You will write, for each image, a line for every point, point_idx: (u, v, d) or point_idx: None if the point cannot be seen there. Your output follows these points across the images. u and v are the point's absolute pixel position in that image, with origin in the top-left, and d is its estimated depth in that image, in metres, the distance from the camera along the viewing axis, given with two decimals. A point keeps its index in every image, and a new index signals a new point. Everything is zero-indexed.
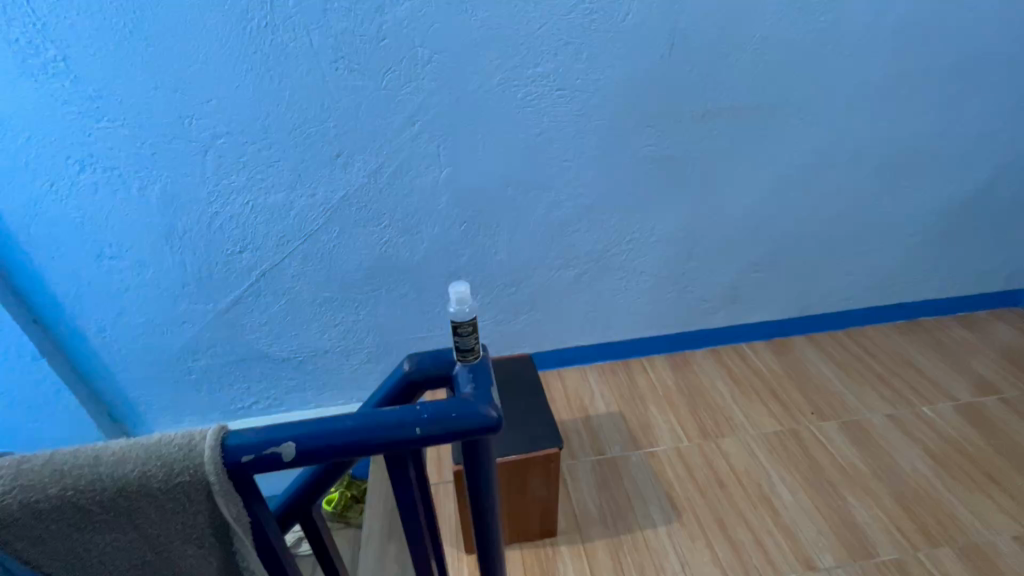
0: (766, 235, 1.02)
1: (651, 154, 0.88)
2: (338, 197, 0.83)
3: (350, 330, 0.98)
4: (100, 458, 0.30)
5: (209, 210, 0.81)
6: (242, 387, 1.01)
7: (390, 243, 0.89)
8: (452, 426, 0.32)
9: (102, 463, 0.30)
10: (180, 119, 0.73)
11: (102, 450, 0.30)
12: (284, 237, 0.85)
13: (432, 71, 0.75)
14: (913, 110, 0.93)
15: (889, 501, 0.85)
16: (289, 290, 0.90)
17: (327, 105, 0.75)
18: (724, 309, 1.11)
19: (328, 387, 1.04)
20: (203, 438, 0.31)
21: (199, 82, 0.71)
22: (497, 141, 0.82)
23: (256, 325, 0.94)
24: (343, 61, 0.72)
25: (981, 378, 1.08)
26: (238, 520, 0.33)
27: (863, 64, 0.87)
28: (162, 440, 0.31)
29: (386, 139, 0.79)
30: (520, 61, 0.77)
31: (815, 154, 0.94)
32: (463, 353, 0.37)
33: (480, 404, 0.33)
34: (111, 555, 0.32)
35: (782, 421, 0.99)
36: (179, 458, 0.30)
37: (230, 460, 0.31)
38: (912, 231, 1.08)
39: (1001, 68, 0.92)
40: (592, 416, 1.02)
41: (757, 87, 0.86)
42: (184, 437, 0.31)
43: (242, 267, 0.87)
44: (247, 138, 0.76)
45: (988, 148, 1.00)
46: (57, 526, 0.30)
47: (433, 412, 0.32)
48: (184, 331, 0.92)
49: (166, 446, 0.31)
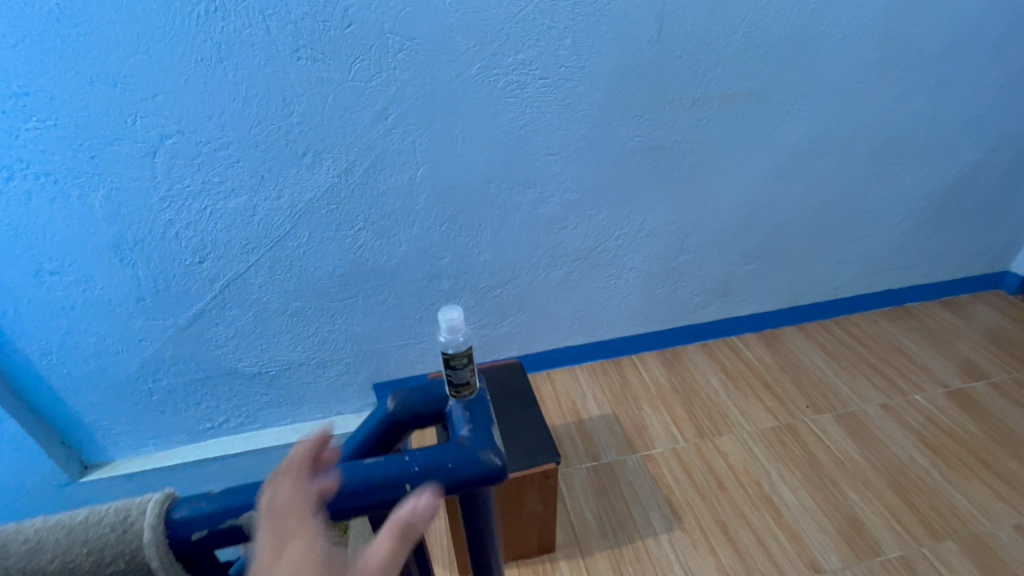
0: (756, 225, 0.99)
1: (639, 146, 0.84)
2: (306, 199, 0.76)
3: (326, 341, 0.91)
4: (13, 548, 0.25)
5: (162, 217, 0.73)
6: (210, 405, 0.94)
7: (364, 246, 0.83)
8: (449, 478, 0.28)
9: (16, 554, 0.25)
10: (124, 116, 0.65)
11: (18, 536, 0.25)
12: (248, 245, 0.78)
13: (404, 60, 0.69)
14: (904, 94, 0.91)
15: (890, 495, 0.83)
16: (257, 300, 0.84)
17: (290, 98, 0.68)
18: (715, 303, 1.09)
19: (305, 401, 0.98)
20: (141, 513, 0.25)
21: (142, 75, 0.63)
22: (477, 135, 0.76)
23: (222, 340, 0.86)
24: (304, 50, 0.65)
25: (969, 362, 1.08)
26: None
27: (855, 47, 0.84)
28: (91, 519, 0.26)
29: (356, 135, 0.73)
30: (500, 48, 0.71)
31: (805, 141, 0.91)
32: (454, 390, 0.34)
33: (479, 450, 0.29)
34: None
35: (778, 416, 0.97)
36: (112, 542, 0.25)
37: (176, 538, 0.25)
38: (900, 217, 1.07)
39: (989, 51, 0.90)
40: (585, 420, 0.98)
41: (749, 73, 0.82)
42: (119, 514, 0.25)
43: (203, 278, 0.79)
44: (201, 137, 0.68)
45: (974, 131, 0.99)
46: None
47: (425, 462, 0.28)
48: (142, 349, 0.84)
49: (96, 527, 0.25)
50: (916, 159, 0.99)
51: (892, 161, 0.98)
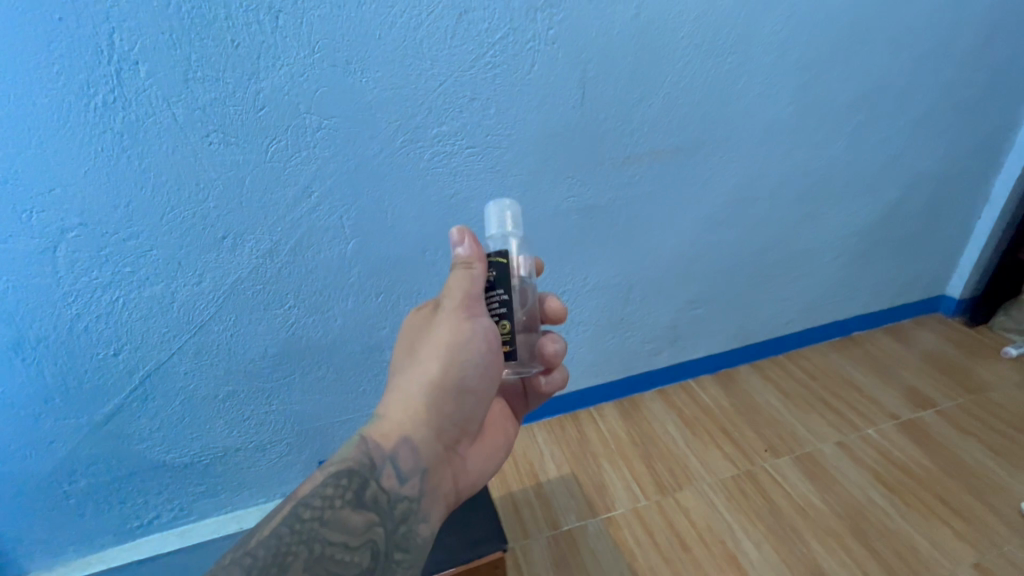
0: (699, 272, 1.00)
1: (573, 206, 0.84)
2: (229, 281, 0.72)
3: (263, 423, 0.86)
4: (268, 531, 0.44)
5: (68, 313, 0.68)
6: (137, 502, 0.86)
7: (297, 323, 0.79)
8: None
9: (267, 534, 0.44)
10: (18, 212, 0.61)
11: (264, 528, 0.44)
12: (168, 332, 0.73)
13: (323, 138, 0.67)
14: (824, 141, 0.95)
15: (851, 540, 0.82)
16: (183, 388, 0.78)
17: (203, 183, 0.65)
18: (668, 348, 1.08)
19: (245, 486, 0.91)
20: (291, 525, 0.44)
21: (35, 170, 0.59)
22: (406, 207, 0.75)
23: (147, 433, 0.80)
24: (216, 134, 0.63)
25: (915, 391, 1.10)
26: (336, 536, 0.45)
27: (773, 101, 0.87)
28: (273, 527, 0.44)
29: (278, 216, 0.70)
30: (422, 120, 0.70)
31: (736, 190, 0.93)
32: (487, 280, 0.52)
33: None
34: (311, 561, 0.44)
35: (737, 464, 0.96)
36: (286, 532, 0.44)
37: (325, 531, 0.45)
38: (837, 253, 1.10)
39: (895, 98, 0.95)
40: (544, 482, 0.94)
41: (673, 131, 0.83)
42: (284, 521, 0.45)
43: (119, 370, 0.74)
44: (107, 228, 0.64)
45: (892, 171, 1.04)
46: (287, 556, 0.43)
47: None
48: (53, 451, 0.77)
49: (275, 528, 0.44)
50: (845, 198, 1.03)
51: (821, 202, 1.02)
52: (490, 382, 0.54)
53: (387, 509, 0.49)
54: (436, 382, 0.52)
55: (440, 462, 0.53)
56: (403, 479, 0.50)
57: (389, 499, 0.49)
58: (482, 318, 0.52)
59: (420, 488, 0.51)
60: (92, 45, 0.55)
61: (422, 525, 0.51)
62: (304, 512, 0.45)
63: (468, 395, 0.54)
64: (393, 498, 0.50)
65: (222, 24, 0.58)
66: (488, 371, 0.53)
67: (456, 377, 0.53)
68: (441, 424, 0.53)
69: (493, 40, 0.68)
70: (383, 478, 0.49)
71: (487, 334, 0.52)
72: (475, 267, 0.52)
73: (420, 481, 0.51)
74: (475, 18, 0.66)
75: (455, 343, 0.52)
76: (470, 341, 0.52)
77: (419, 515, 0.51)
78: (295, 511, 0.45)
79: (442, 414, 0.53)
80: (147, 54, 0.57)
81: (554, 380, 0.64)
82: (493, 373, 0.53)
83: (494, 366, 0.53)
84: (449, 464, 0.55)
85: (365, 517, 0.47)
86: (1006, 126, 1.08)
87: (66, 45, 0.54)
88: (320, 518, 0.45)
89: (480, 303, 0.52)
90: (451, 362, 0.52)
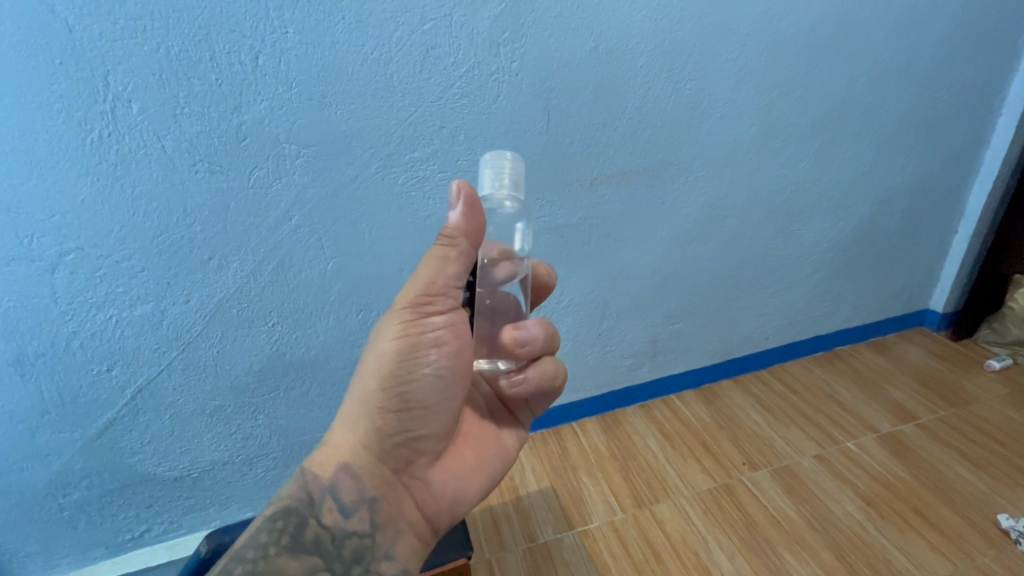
0: (674, 288, 1.03)
1: (546, 225, 0.87)
2: (215, 300, 0.77)
3: (250, 438, 0.89)
4: None
5: (64, 329, 0.72)
6: (128, 515, 0.89)
7: (279, 340, 0.83)
8: None
9: None
10: (19, 238, 0.66)
11: None
12: (158, 349, 0.78)
13: (301, 165, 0.72)
14: (791, 160, 0.98)
15: (825, 554, 0.83)
16: (172, 404, 0.82)
17: (190, 208, 0.70)
18: (648, 363, 1.11)
19: (232, 500, 0.94)
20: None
21: (36, 199, 0.64)
22: (382, 228, 0.79)
23: (137, 447, 0.83)
24: (201, 163, 0.68)
25: (899, 405, 1.10)
26: None
27: (737, 122, 0.91)
28: None
29: (261, 239, 0.75)
30: (395, 148, 0.75)
31: (706, 208, 0.97)
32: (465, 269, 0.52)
33: None
34: None
35: (715, 477, 0.97)
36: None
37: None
38: (812, 268, 1.12)
39: (860, 117, 0.99)
40: (523, 496, 0.96)
41: (639, 152, 0.87)
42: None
43: (112, 385, 0.78)
44: (101, 252, 0.69)
45: (862, 188, 1.07)
46: None
47: None
48: (49, 464, 0.80)
49: None
50: (816, 215, 1.06)
51: (792, 219, 1.04)
52: (440, 393, 0.54)
53: (333, 550, 0.51)
54: (376, 402, 0.53)
55: (389, 486, 0.54)
56: (347, 514, 0.52)
57: (335, 538, 0.51)
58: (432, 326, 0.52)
59: (370, 522, 0.53)
60: (89, 86, 0.61)
61: (384, 561, 0.52)
62: (235, 568, 0.46)
63: (416, 410, 0.53)
64: (338, 537, 0.51)
65: (207, 65, 0.64)
66: (439, 383, 0.54)
67: (406, 395, 0.53)
68: (385, 446, 0.54)
69: (459, 73, 0.73)
70: (324, 515, 0.52)
71: (437, 339, 0.53)
72: (457, 243, 0.50)
73: (368, 513, 0.52)
74: (442, 53, 0.71)
75: (399, 354, 0.52)
76: (417, 350, 0.52)
77: (376, 551, 0.52)
78: (226, 567, 0.46)
79: (386, 436, 0.53)
80: (138, 93, 0.63)
81: (529, 379, 0.59)
82: (442, 382, 0.54)
83: (444, 374, 0.54)
84: (405, 486, 0.55)
85: (305, 562, 0.49)
86: (973, 143, 1.11)
87: (66, 86, 0.60)
88: (254, 568, 0.46)
89: (438, 300, 0.52)
90: (391, 377, 0.52)
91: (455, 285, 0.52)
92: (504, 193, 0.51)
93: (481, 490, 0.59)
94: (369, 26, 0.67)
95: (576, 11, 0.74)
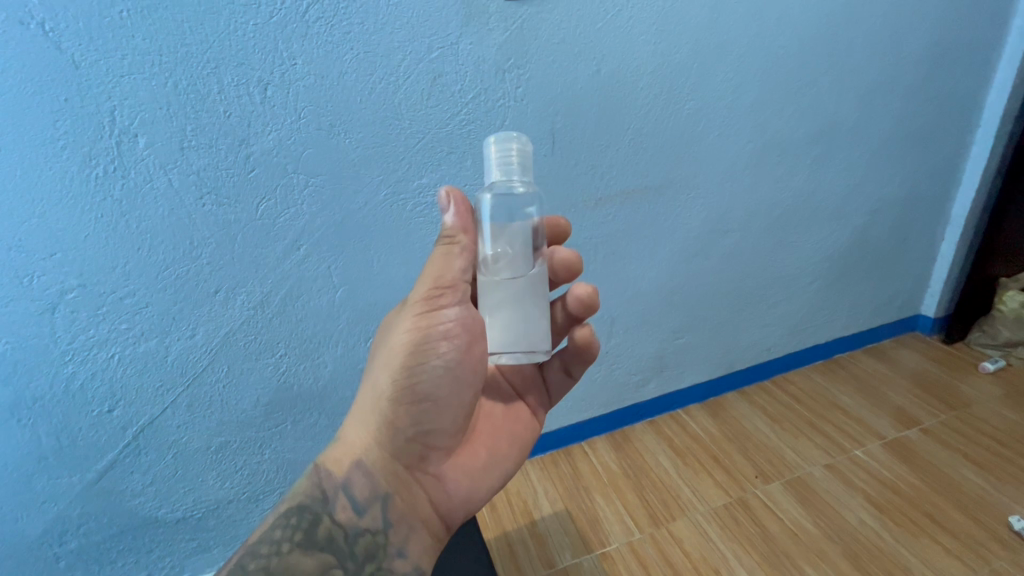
0: (678, 302, 1.04)
1: None
2: (222, 333, 0.75)
3: (256, 474, 0.87)
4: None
5: (65, 370, 0.70)
6: (128, 561, 0.85)
7: (288, 371, 0.81)
8: None
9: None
10: (19, 277, 0.64)
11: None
12: (164, 387, 0.75)
13: (309, 194, 0.71)
14: (786, 174, 1.00)
15: (845, 564, 0.83)
16: (175, 442, 0.79)
17: (196, 241, 0.69)
18: (655, 379, 1.11)
19: (237, 540, 0.91)
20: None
21: (39, 238, 0.62)
22: (391, 255, 0.79)
23: (138, 488, 0.80)
24: (208, 196, 0.67)
25: (901, 411, 1.12)
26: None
27: (734, 140, 0.93)
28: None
29: (269, 269, 0.74)
30: (403, 174, 0.75)
31: (707, 223, 0.98)
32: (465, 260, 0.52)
33: None
34: None
35: (729, 491, 0.96)
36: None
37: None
38: (809, 279, 1.14)
39: (848, 132, 1.02)
40: (538, 520, 0.95)
41: (641, 171, 0.88)
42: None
43: (113, 426, 0.75)
44: (105, 288, 0.67)
45: (855, 200, 1.10)
46: None
47: None
48: (45, 511, 0.77)
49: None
50: (812, 226, 1.08)
51: (790, 231, 1.07)
52: (451, 387, 0.52)
53: (346, 548, 0.50)
54: (387, 397, 0.52)
55: (403, 483, 0.53)
56: (360, 511, 0.51)
57: (347, 536, 0.50)
58: (441, 320, 0.51)
59: (383, 519, 0.51)
60: (94, 120, 0.60)
61: (398, 560, 0.51)
62: (250, 562, 0.47)
63: (426, 405, 0.52)
64: (351, 534, 0.50)
65: (215, 97, 0.63)
66: (448, 376, 0.52)
67: (416, 390, 0.51)
68: (398, 441, 0.52)
69: (466, 99, 0.73)
70: (337, 512, 0.51)
71: (448, 330, 0.51)
72: (458, 240, 0.52)
73: (381, 510, 0.51)
74: (448, 81, 0.71)
75: (409, 347, 0.51)
76: (427, 343, 0.51)
77: (389, 550, 0.51)
78: (242, 561, 0.47)
79: (397, 431, 0.52)
80: (145, 128, 0.62)
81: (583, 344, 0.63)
82: (453, 376, 0.52)
83: (455, 366, 0.52)
84: (418, 483, 0.53)
85: (317, 559, 0.48)
86: (955, 153, 1.15)
87: (71, 122, 0.59)
88: (266, 564, 0.47)
89: (448, 293, 0.52)
90: (400, 372, 0.51)
91: (464, 278, 0.53)
92: (516, 181, 0.51)
93: (492, 490, 0.57)
94: (376, 56, 0.67)
95: (577, 38, 0.75)
